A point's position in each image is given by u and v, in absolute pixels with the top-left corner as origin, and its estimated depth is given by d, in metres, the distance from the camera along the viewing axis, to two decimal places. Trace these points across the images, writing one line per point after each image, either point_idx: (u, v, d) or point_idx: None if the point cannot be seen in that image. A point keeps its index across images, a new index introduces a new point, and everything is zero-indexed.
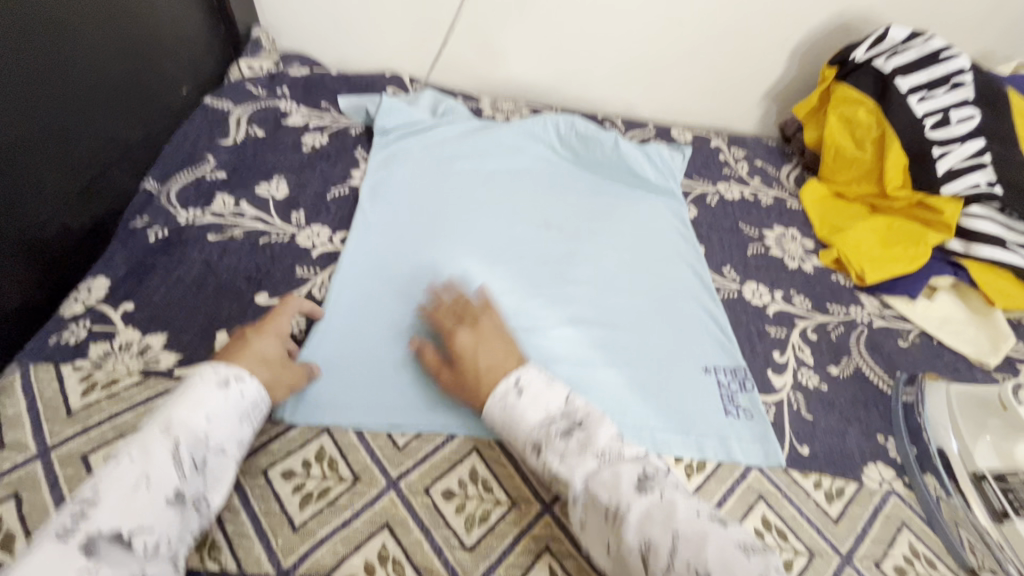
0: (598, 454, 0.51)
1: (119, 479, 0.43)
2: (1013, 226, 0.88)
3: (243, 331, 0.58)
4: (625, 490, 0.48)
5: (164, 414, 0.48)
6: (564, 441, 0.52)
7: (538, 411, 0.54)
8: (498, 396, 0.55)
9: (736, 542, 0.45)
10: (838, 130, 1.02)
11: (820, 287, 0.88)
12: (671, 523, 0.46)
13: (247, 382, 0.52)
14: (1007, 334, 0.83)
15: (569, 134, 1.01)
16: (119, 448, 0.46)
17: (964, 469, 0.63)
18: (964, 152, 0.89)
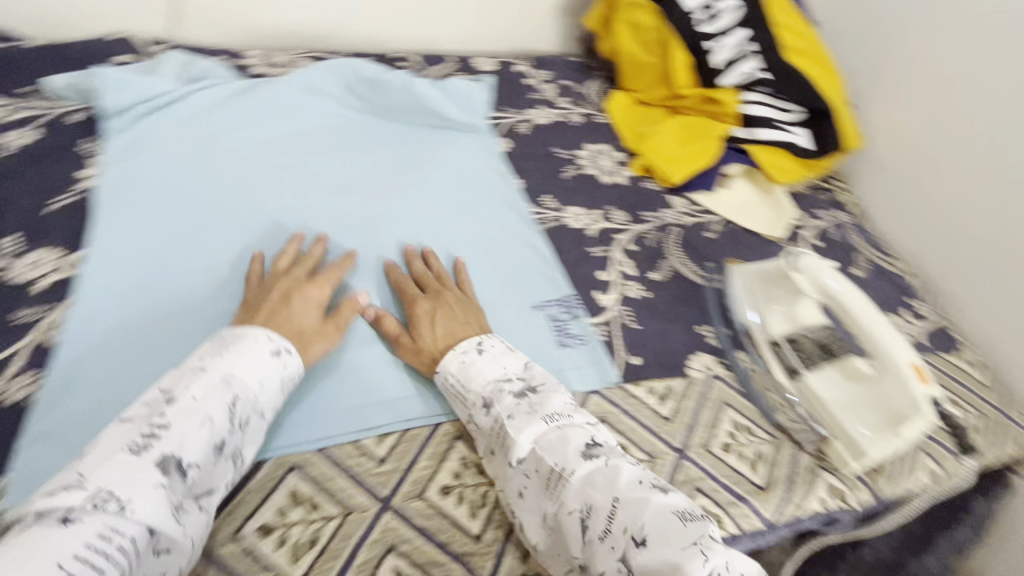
0: (548, 416, 0.53)
1: (187, 414, 0.45)
2: (782, 106, 0.95)
3: (278, 301, 0.59)
4: (572, 455, 0.49)
5: (222, 364, 0.49)
6: (510, 402, 0.54)
7: (495, 369, 0.57)
8: (455, 352, 0.59)
9: (672, 509, 0.45)
10: (627, 38, 1.03)
11: (634, 199, 0.91)
12: (614, 488, 0.47)
13: (293, 356, 0.54)
14: (788, 207, 0.93)
15: (354, 81, 0.90)
16: (173, 381, 0.47)
17: (763, 339, 0.70)
18: (731, 43, 0.96)
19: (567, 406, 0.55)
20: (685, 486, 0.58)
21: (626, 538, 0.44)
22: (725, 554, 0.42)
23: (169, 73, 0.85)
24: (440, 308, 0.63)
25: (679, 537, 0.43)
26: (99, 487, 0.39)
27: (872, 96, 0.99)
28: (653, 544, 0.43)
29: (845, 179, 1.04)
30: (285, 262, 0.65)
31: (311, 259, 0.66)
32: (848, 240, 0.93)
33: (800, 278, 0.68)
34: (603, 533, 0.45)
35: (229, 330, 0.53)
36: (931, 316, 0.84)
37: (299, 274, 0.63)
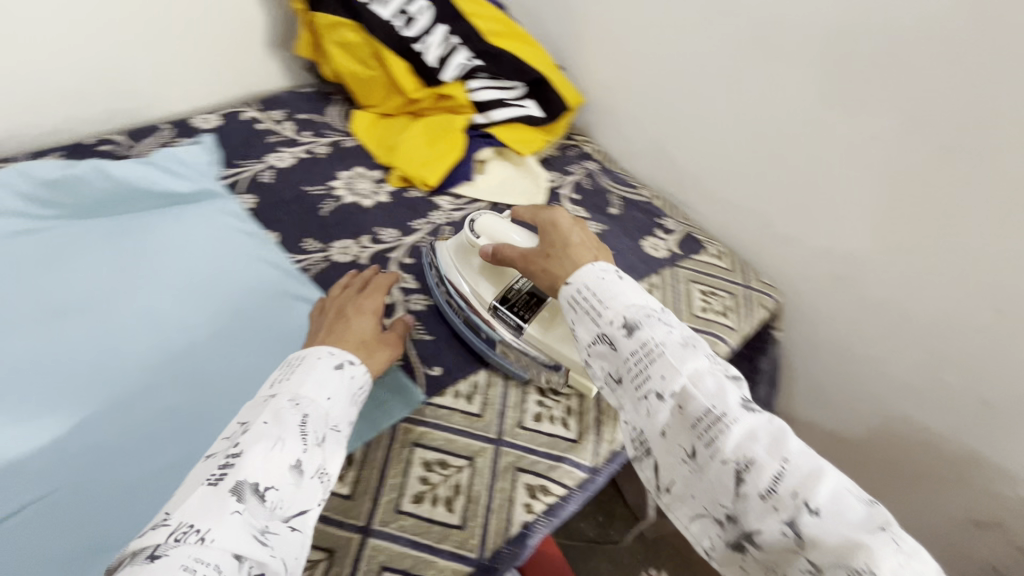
0: (709, 359, 0.48)
1: (259, 438, 0.47)
2: (504, 86, 1.01)
3: (342, 317, 0.67)
4: (733, 403, 0.45)
5: (288, 390, 0.53)
6: (662, 329, 0.49)
7: (636, 295, 0.52)
8: (599, 269, 0.54)
9: (848, 487, 0.41)
10: (341, 58, 1.01)
11: (400, 212, 0.91)
12: (783, 450, 0.43)
13: (358, 366, 0.59)
14: (542, 173, 1.00)
15: (34, 188, 0.76)
16: (249, 415, 0.50)
17: (484, 308, 0.69)
18: (436, 40, 0.97)
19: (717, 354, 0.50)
20: (508, 472, 0.61)
21: (797, 502, 0.40)
22: (917, 549, 0.38)
23: None
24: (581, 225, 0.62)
25: (857, 513, 0.39)
26: (182, 521, 0.42)
27: (577, 54, 1.09)
28: (827, 516, 0.39)
29: (585, 132, 1.15)
30: (355, 280, 0.75)
31: (348, 286, 0.74)
32: (600, 186, 1.02)
33: (482, 238, 0.70)
34: (765, 491, 0.41)
35: (295, 356, 0.58)
36: (678, 227, 0.97)
37: (353, 293, 0.72)
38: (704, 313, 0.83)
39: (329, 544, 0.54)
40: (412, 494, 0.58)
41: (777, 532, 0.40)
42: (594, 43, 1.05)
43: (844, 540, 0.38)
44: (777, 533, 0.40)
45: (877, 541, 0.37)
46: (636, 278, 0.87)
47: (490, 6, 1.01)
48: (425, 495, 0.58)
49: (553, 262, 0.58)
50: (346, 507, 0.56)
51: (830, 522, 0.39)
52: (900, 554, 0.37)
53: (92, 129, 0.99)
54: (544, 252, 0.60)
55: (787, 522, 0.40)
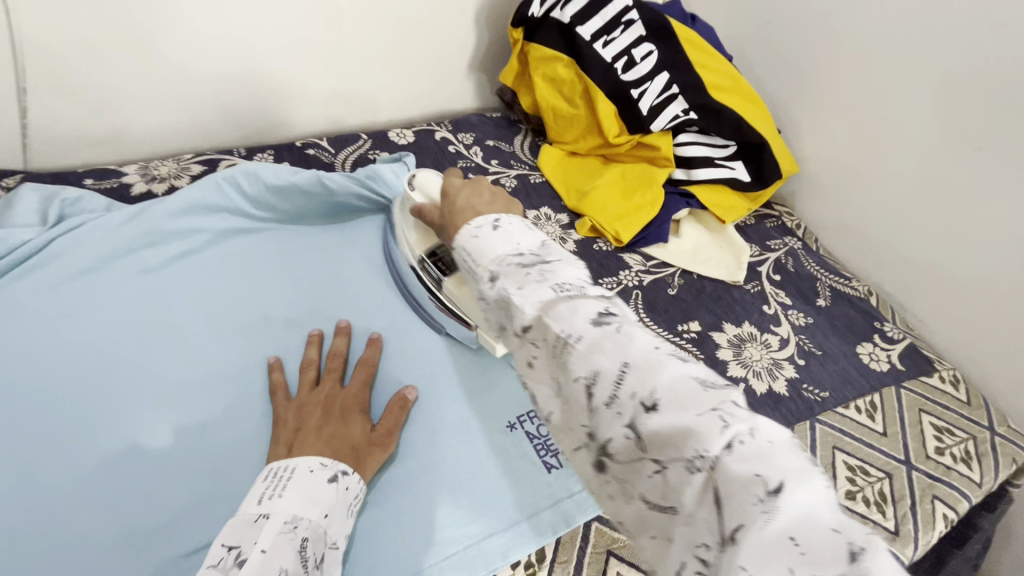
0: (558, 286, 0.40)
1: (260, 568, 0.42)
2: (716, 144, 0.93)
3: (325, 414, 0.58)
4: (582, 323, 0.37)
5: (282, 508, 0.47)
6: (524, 274, 0.41)
7: (506, 245, 0.44)
8: (470, 227, 0.47)
9: (693, 377, 0.34)
10: (547, 91, 0.97)
11: (588, 265, 0.85)
12: (625, 353, 0.35)
13: (351, 476, 0.53)
14: (743, 245, 0.90)
15: (257, 189, 0.76)
16: (240, 539, 0.45)
17: (415, 259, 0.71)
18: (655, 88, 0.91)
19: (581, 274, 0.42)
20: None
21: (636, 404, 0.34)
22: (768, 442, 0.31)
23: (25, 213, 0.71)
24: (473, 189, 0.56)
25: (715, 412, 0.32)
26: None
27: (801, 119, 0.98)
28: (666, 410, 0.33)
29: (787, 202, 1.04)
30: (310, 371, 0.63)
31: (364, 366, 0.64)
32: (805, 270, 0.91)
33: (419, 197, 0.68)
34: (610, 399, 0.35)
35: (280, 465, 0.52)
36: (901, 336, 0.83)
37: (331, 384, 0.61)
38: (941, 455, 0.70)
39: None
40: None
41: (623, 438, 0.34)
42: (826, 110, 0.94)
43: (681, 432, 0.32)
44: (623, 438, 0.34)
45: (707, 425, 0.31)
46: (853, 392, 0.75)
47: (720, 57, 0.93)
48: None
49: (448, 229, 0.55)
50: None
51: (717, 438, 0.31)
52: (732, 432, 0.31)
53: (297, 128, 1.01)
54: (444, 220, 0.58)
55: (630, 425, 0.34)
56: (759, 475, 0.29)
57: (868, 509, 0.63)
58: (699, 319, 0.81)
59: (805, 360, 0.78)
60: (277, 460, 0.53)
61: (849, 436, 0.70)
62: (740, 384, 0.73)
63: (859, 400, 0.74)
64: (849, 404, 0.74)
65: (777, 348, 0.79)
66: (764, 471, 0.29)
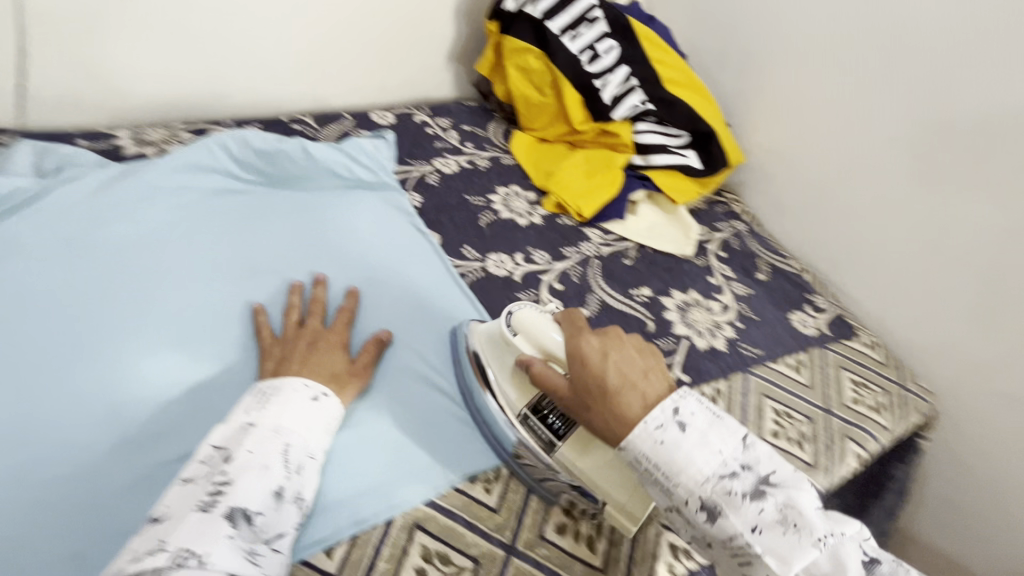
0: (804, 529, 0.42)
1: (245, 467, 0.47)
2: (670, 133, 1.02)
3: (309, 348, 0.63)
4: (812, 550, 0.41)
5: (269, 418, 0.52)
6: (754, 509, 0.43)
7: (711, 457, 0.45)
8: (651, 428, 0.47)
9: (866, 562, 0.41)
10: (519, 80, 1.06)
11: (552, 236, 0.93)
12: (832, 546, 0.41)
13: (332, 398, 0.58)
14: (693, 224, 0.99)
15: (246, 153, 0.84)
16: (230, 440, 0.50)
17: (516, 416, 0.61)
18: (616, 79, 1.00)
19: (805, 492, 0.44)
20: (651, 526, 0.59)
21: None
22: None
23: (20, 165, 0.75)
24: (614, 343, 0.54)
25: (796, 530, 0.42)
26: (179, 547, 0.41)
27: (746, 115, 1.09)
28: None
29: (735, 191, 1.15)
30: (294, 313, 0.68)
31: (344, 312, 0.70)
32: (748, 248, 1.00)
33: (521, 340, 0.61)
34: None
35: (269, 384, 0.56)
36: (828, 306, 0.93)
37: (314, 324, 0.67)
38: (856, 404, 0.79)
39: (474, 553, 0.54)
40: (556, 522, 0.58)
41: None
42: (769, 108, 1.04)
43: None
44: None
45: None
46: (784, 351, 0.84)
47: (675, 55, 1.03)
48: (569, 527, 0.58)
49: (594, 411, 0.51)
50: (495, 520, 0.57)
51: (775, 546, 0.41)
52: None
53: (282, 106, 1.07)
54: (573, 378, 0.53)
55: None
56: None
57: (790, 445, 0.72)
58: (650, 285, 0.89)
59: (743, 323, 0.87)
60: (264, 381, 0.58)
61: (776, 385, 0.79)
62: (683, 340, 0.81)
63: (788, 357, 0.83)
64: (778, 359, 0.83)
65: (718, 312, 0.87)
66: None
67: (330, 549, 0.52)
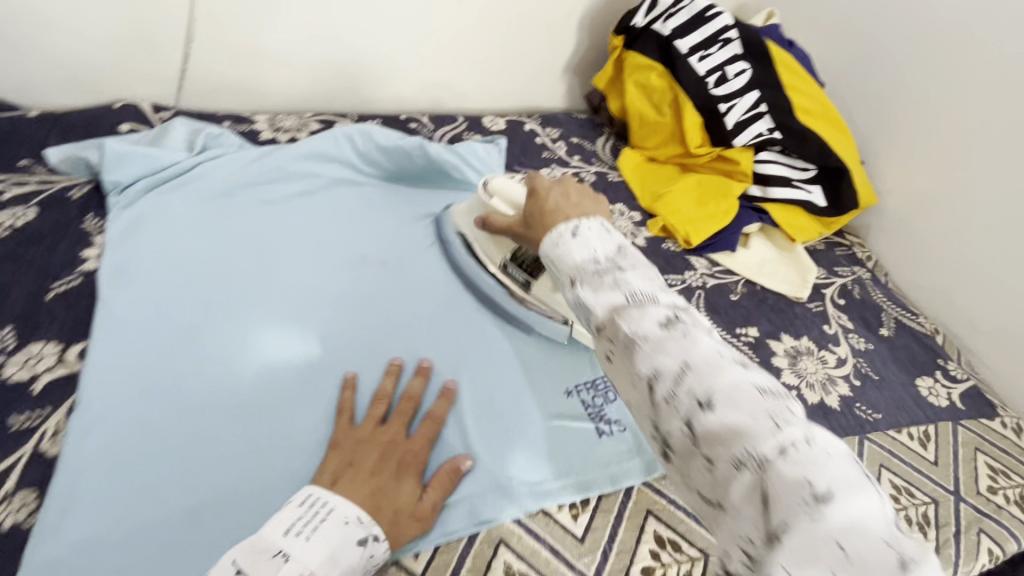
0: (636, 297, 0.42)
1: None
2: (795, 165, 0.96)
3: (380, 465, 0.53)
4: (651, 326, 0.40)
5: (300, 555, 0.44)
6: (604, 286, 0.44)
7: (583, 251, 0.47)
8: (552, 235, 0.50)
9: (752, 382, 0.36)
10: (636, 97, 1.02)
11: (655, 260, 0.89)
12: (689, 354, 0.38)
13: (381, 544, 0.48)
14: (809, 266, 0.92)
15: (368, 148, 0.86)
16: (252, 566, 0.43)
17: (495, 266, 0.74)
18: (743, 105, 0.94)
19: (654, 281, 0.44)
20: None
21: (692, 434, 0.36)
22: (812, 436, 0.33)
23: (176, 140, 0.83)
24: (559, 189, 0.58)
25: (637, 302, 0.42)
26: None
27: (885, 153, 0.99)
28: (722, 408, 0.35)
29: (859, 234, 1.05)
30: (380, 405, 0.59)
31: (432, 419, 0.59)
32: (871, 299, 0.92)
33: (497, 201, 0.71)
34: (670, 395, 0.37)
35: (321, 497, 0.49)
36: (964, 376, 0.83)
37: (395, 429, 0.57)
38: (993, 492, 0.69)
39: None
40: (642, 564, 0.55)
41: (680, 433, 0.36)
42: (915, 148, 0.95)
43: (736, 430, 0.34)
44: (678, 431, 0.36)
45: (762, 430, 0.33)
46: (907, 418, 0.75)
47: (812, 83, 0.96)
48: (655, 572, 0.55)
49: (533, 230, 0.57)
50: (580, 551, 0.55)
51: (607, 301, 0.43)
52: (787, 437, 0.33)
53: (402, 104, 1.10)
54: (528, 220, 0.59)
55: (686, 421, 0.36)
56: (743, 425, 0.34)
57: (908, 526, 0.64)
58: (758, 326, 0.83)
59: (860, 380, 0.79)
60: (319, 493, 0.49)
61: (897, 457, 0.71)
62: (792, 391, 0.75)
63: (912, 428, 0.74)
64: (901, 429, 0.74)
65: (833, 366, 0.80)
66: (813, 476, 0.31)
67: (416, 552, 0.52)
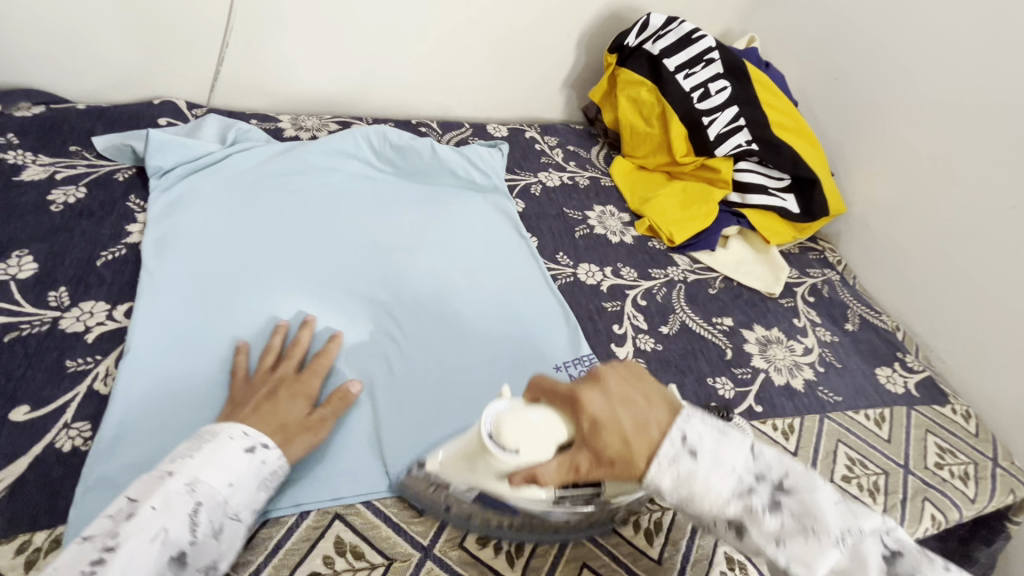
0: (835, 536, 0.42)
1: (139, 528, 0.44)
2: (772, 174, 1.04)
3: (267, 396, 0.59)
4: (877, 573, 0.41)
5: (188, 468, 0.49)
6: (773, 521, 0.43)
7: (724, 476, 0.44)
8: (660, 463, 0.45)
9: None
10: (628, 110, 1.12)
11: (641, 256, 0.98)
12: None
13: (272, 451, 0.54)
14: (782, 266, 1.00)
15: (383, 147, 0.96)
16: (141, 493, 0.47)
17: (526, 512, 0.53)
18: (724, 118, 1.03)
19: (796, 466, 0.46)
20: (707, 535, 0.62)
21: None
22: None
23: (209, 134, 0.91)
24: (622, 404, 0.47)
25: (816, 533, 0.42)
26: None
27: (855, 166, 1.09)
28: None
29: (831, 241, 1.14)
30: (270, 356, 0.65)
31: (323, 358, 0.66)
32: (838, 297, 1.00)
33: (518, 445, 0.48)
34: None
35: (211, 427, 0.54)
36: (920, 368, 0.91)
37: (286, 368, 0.63)
38: (939, 468, 0.76)
39: None
40: None
41: None
42: (880, 162, 1.04)
43: None
44: None
45: None
46: (865, 402, 0.83)
47: (787, 101, 1.06)
48: (629, 517, 0.61)
49: (618, 471, 0.46)
50: None
51: (798, 554, 0.42)
52: None
53: (413, 111, 1.19)
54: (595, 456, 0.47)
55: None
56: None
57: (860, 492, 0.71)
58: (733, 316, 0.91)
59: (824, 368, 0.86)
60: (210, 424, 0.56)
61: (853, 434, 0.78)
62: (760, 373, 0.83)
63: (869, 410, 0.82)
64: (859, 411, 0.81)
65: (800, 354, 0.87)
66: None
67: None
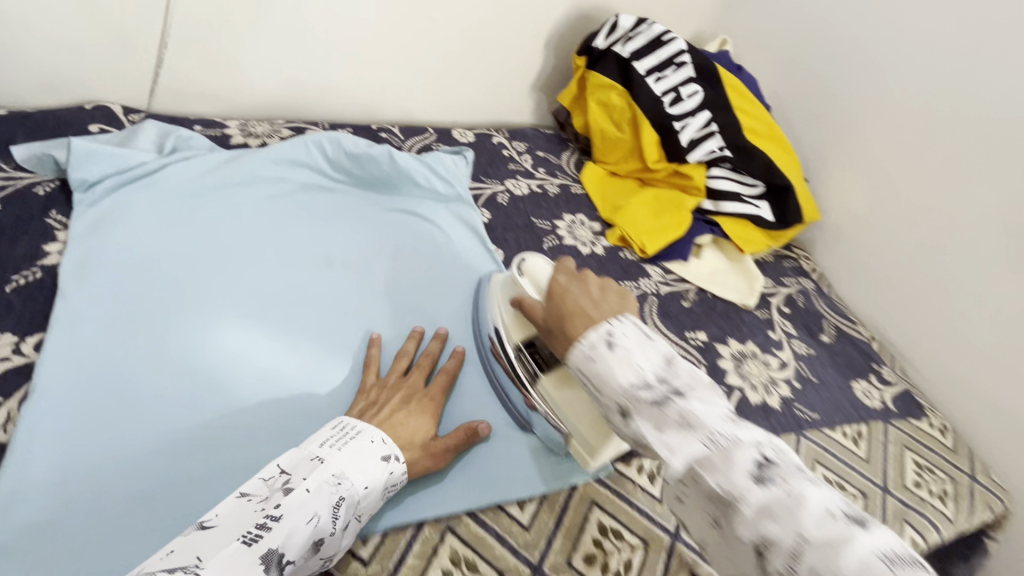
0: (708, 437, 0.42)
1: (298, 505, 0.46)
2: (746, 182, 1.02)
3: (399, 405, 0.61)
4: (742, 480, 0.40)
5: (338, 460, 0.51)
6: (675, 435, 0.44)
7: (627, 369, 0.47)
8: (583, 346, 0.51)
9: (875, 550, 0.36)
10: (598, 115, 1.07)
11: (612, 267, 0.94)
12: (797, 523, 0.38)
13: (400, 465, 0.55)
14: (757, 276, 0.97)
15: (338, 155, 0.89)
16: (295, 468, 0.49)
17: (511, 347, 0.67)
18: (696, 124, 1.00)
19: (719, 411, 0.44)
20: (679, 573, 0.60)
21: None
22: None
23: (146, 141, 0.84)
24: (580, 287, 0.58)
25: (693, 430, 0.43)
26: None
27: (828, 172, 1.07)
28: None
29: (805, 248, 1.12)
30: (403, 360, 0.68)
31: (445, 373, 0.67)
32: (814, 307, 0.97)
33: (525, 281, 0.66)
34: (786, 569, 0.37)
35: (351, 422, 0.56)
36: (896, 380, 0.89)
37: (415, 379, 0.66)
38: (917, 488, 0.74)
39: (503, 567, 0.56)
40: (585, 552, 0.58)
41: None
42: (853, 169, 1.02)
43: None
44: None
45: None
46: (842, 419, 0.80)
47: (758, 105, 1.03)
48: (597, 559, 0.58)
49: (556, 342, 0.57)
50: (525, 540, 0.58)
51: (671, 442, 0.44)
52: None
53: (373, 115, 1.14)
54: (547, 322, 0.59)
55: None
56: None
57: None
58: (706, 330, 0.87)
59: (800, 383, 0.83)
60: (348, 417, 0.57)
61: (831, 454, 0.75)
62: (735, 392, 0.79)
63: (846, 428, 0.79)
64: (836, 428, 0.79)
65: (776, 368, 0.84)
66: None
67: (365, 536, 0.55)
